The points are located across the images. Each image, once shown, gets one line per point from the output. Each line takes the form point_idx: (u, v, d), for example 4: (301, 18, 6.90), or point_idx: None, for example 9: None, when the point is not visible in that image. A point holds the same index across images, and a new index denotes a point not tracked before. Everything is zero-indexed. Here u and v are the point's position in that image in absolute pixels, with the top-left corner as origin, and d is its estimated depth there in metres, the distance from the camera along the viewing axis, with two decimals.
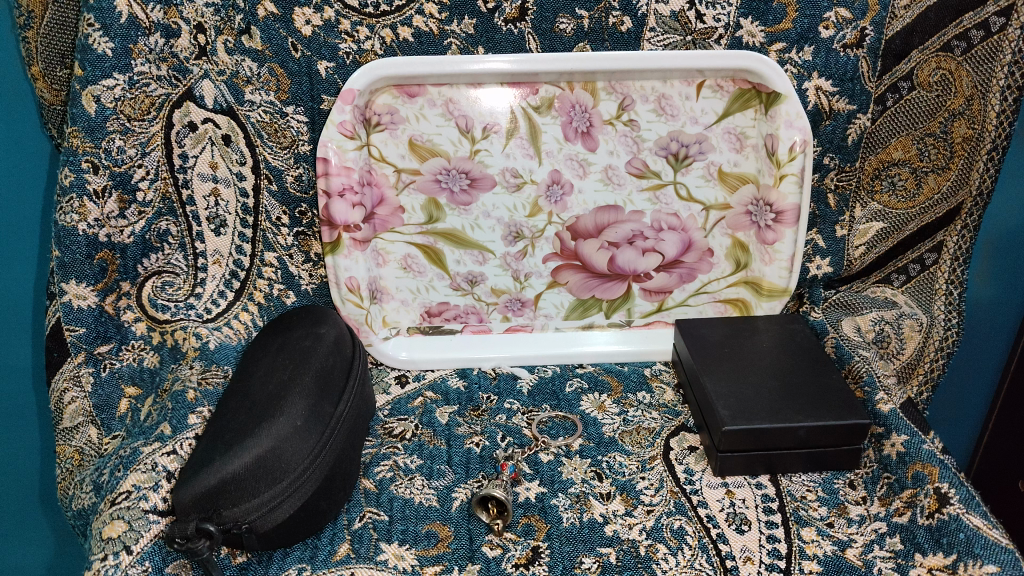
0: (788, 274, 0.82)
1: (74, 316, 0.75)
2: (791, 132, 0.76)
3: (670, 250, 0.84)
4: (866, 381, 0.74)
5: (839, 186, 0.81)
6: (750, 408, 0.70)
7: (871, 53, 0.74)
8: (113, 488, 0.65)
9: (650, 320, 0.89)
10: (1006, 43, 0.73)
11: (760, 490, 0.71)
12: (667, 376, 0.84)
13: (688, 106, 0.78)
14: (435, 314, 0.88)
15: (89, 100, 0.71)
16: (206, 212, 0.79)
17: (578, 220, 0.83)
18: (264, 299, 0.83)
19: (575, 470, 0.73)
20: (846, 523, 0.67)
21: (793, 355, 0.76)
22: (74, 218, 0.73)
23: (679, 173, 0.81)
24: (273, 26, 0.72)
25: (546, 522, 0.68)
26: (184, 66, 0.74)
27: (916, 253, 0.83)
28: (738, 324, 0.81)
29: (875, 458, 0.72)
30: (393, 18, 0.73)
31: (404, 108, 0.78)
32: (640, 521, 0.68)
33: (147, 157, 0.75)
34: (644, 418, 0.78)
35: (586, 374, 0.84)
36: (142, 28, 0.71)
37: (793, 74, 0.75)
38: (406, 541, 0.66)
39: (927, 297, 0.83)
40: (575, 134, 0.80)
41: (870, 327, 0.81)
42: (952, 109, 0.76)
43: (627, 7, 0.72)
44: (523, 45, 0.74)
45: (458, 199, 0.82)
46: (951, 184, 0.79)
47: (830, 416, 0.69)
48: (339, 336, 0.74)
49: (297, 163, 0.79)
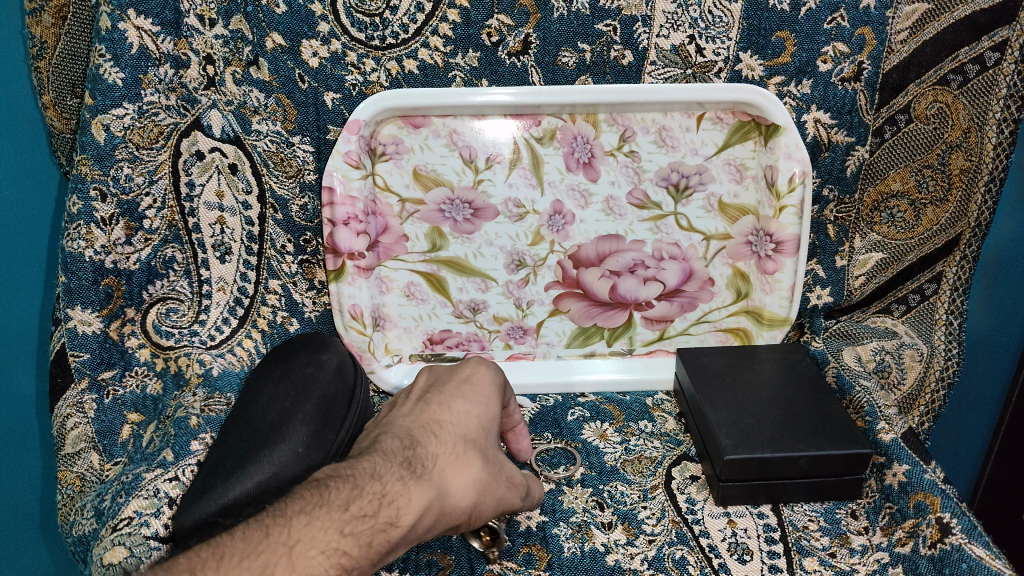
0: (789, 303, 0.82)
1: (78, 342, 0.76)
2: (790, 163, 0.77)
3: (671, 280, 0.85)
4: (867, 411, 0.75)
5: (839, 217, 0.82)
6: (751, 437, 0.70)
7: (869, 87, 0.75)
8: (113, 514, 0.66)
9: (651, 348, 0.89)
10: (1001, 77, 0.74)
11: (762, 520, 0.70)
12: (668, 406, 0.84)
13: (689, 137, 0.80)
14: (438, 342, 0.88)
15: (99, 129, 0.72)
16: (212, 240, 0.80)
17: (578, 249, 0.84)
18: (267, 326, 0.84)
19: (576, 499, 0.73)
20: (848, 553, 0.67)
21: (794, 384, 0.77)
22: (81, 244, 0.74)
23: (680, 204, 0.82)
24: (280, 57, 0.74)
25: (548, 551, 0.68)
26: (193, 96, 0.75)
27: (916, 283, 0.84)
28: (739, 353, 0.81)
29: (876, 488, 0.72)
30: (399, 51, 0.74)
31: (408, 139, 0.79)
32: (642, 550, 0.68)
33: (154, 186, 0.76)
34: (645, 447, 0.78)
35: (587, 404, 0.84)
36: (152, 59, 0.72)
37: (792, 107, 0.76)
38: (406, 570, 0.67)
39: (927, 327, 0.84)
40: (577, 164, 0.81)
41: (870, 357, 0.83)
42: (949, 142, 0.77)
43: (628, 41, 0.74)
44: (525, 78, 0.76)
45: (461, 228, 0.83)
46: (951, 215, 0.80)
47: (831, 446, 0.69)
48: (341, 364, 0.72)
49: (303, 192, 0.80)
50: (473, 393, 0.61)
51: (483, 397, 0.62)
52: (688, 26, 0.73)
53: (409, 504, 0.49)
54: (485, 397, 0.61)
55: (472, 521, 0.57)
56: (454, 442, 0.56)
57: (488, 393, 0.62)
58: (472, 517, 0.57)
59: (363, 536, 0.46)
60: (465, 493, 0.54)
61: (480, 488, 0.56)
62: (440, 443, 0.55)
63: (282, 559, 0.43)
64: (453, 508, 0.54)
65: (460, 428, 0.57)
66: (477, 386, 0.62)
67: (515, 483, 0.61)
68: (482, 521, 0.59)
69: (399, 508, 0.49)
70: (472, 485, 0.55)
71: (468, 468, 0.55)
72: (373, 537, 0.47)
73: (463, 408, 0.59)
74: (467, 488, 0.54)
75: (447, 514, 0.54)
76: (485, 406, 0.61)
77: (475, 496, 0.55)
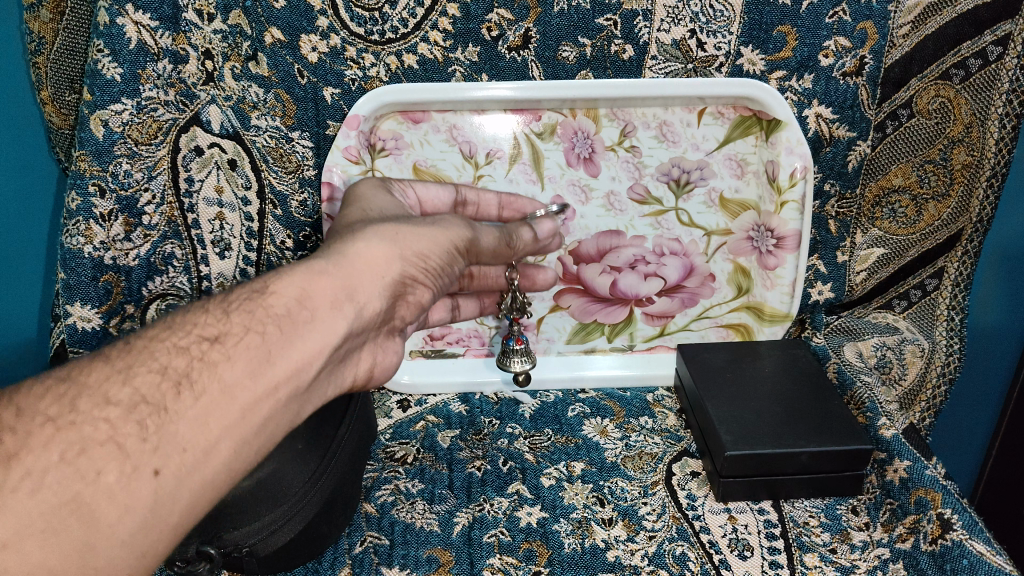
0: (790, 299, 0.82)
1: (78, 338, 0.78)
2: (791, 159, 0.76)
3: (672, 275, 0.85)
4: (868, 407, 0.75)
5: (840, 213, 0.81)
6: (752, 433, 0.70)
7: (871, 81, 0.74)
8: None
9: (652, 344, 0.90)
10: (1004, 72, 0.73)
11: (763, 516, 0.70)
12: (669, 402, 0.84)
13: (689, 132, 0.79)
14: (438, 338, 0.88)
15: (98, 125, 0.72)
16: (212, 236, 0.80)
17: (579, 245, 0.84)
18: None
19: (576, 495, 0.72)
20: (849, 549, 0.67)
21: (795, 380, 0.76)
22: (80, 241, 0.75)
23: (681, 199, 0.82)
24: (280, 52, 0.73)
25: (548, 547, 0.68)
26: (191, 92, 0.74)
27: (917, 279, 0.84)
28: (741, 350, 0.81)
29: (878, 484, 0.71)
30: (398, 46, 0.74)
31: (408, 135, 0.79)
32: (642, 547, 0.68)
33: (153, 181, 0.76)
34: (645, 443, 0.78)
35: (588, 399, 0.84)
36: (150, 54, 0.71)
37: (793, 102, 0.75)
38: (406, 566, 0.66)
39: (929, 323, 0.84)
40: (578, 160, 0.80)
41: (872, 352, 0.83)
42: (951, 137, 0.77)
43: (629, 35, 0.73)
44: (526, 72, 0.75)
45: None
46: (952, 211, 0.80)
47: (832, 442, 0.69)
48: None
49: (302, 188, 0.80)
50: (364, 203, 0.64)
51: (376, 203, 0.64)
52: (689, 20, 0.72)
53: (283, 278, 0.51)
54: (374, 201, 0.64)
55: (417, 271, 0.57)
56: (342, 230, 0.57)
57: (377, 199, 0.65)
58: (417, 267, 0.57)
59: (230, 309, 0.49)
60: (371, 243, 0.54)
61: (393, 237, 0.56)
62: (330, 237, 0.56)
63: (124, 346, 0.47)
64: (373, 265, 0.54)
65: (350, 223, 0.59)
66: (366, 199, 0.65)
67: (449, 226, 0.60)
68: (433, 269, 0.59)
69: (270, 282, 0.51)
70: (376, 239, 0.55)
71: (359, 233, 0.55)
72: (245, 306, 0.49)
73: (358, 212, 0.61)
74: (370, 243, 0.54)
75: (364, 274, 0.53)
76: (370, 202, 0.64)
77: (386, 243, 0.55)
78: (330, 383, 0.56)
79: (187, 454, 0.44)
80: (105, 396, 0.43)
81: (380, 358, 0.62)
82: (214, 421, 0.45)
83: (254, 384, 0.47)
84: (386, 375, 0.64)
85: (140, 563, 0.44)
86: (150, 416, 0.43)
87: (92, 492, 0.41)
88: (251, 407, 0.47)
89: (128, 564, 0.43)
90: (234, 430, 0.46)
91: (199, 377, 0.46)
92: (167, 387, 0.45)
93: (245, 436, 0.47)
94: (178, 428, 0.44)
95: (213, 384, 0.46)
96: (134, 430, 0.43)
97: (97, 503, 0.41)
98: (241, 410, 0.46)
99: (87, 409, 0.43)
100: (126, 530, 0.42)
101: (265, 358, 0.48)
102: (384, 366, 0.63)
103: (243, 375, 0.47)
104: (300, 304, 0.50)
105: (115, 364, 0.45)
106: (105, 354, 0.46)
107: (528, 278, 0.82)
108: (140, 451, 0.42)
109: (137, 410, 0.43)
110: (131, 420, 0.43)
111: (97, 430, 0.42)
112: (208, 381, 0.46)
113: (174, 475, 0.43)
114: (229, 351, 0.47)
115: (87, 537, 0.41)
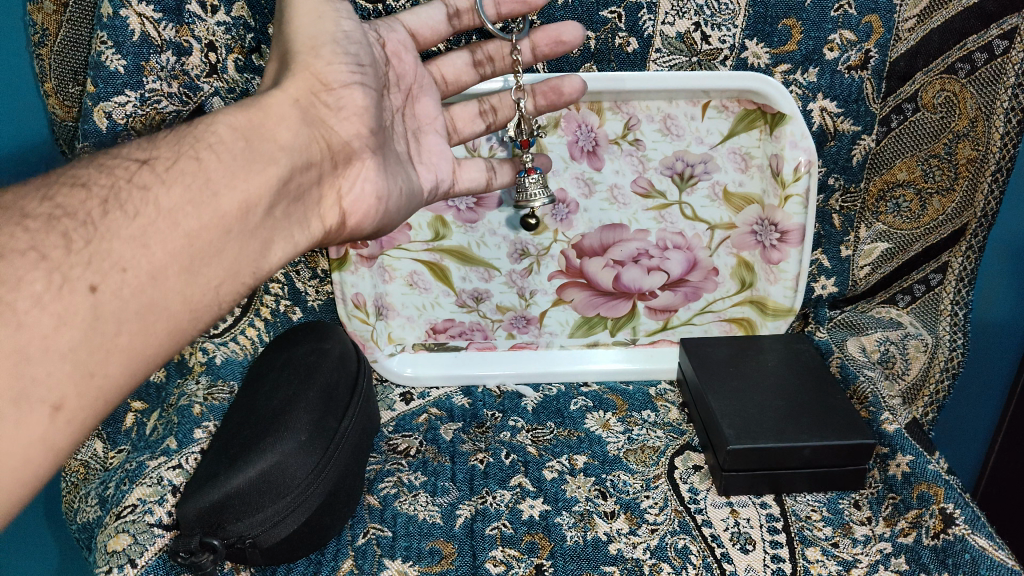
0: (793, 293, 0.82)
1: None
2: (796, 152, 0.75)
3: (675, 269, 0.85)
4: (871, 401, 0.75)
5: (844, 207, 0.81)
6: (755, 426, 0.70)
7: (876, 75, 0.74)
8: (118, 501, 0.66)
9: (655, 338, 0.90)
10: (1010, 66, 0.73)
11: (765, 509, 0.71)
12: (672, 395, 0.84)
13: (693, 126, 0.79)
14: (440, 331, 0.90)
15: (101, 117, 0.72)
16: None
17: (583, 238, 0.84)
18: (270, 315, 0.83)
19: (579, 488, 0.73)
20: (850, 543, 0.67)
21: (798, 374, 0.76)
22: None
23: (685, 192, 0.82)
24: None
25: (550, 540, 0.68)
26: (195, 84, 0.74)
27: (922, 273, 0.83)
28: (744, 344, 0.81)
29: (880, 478, 0.71)
30: None
31: None
32: (644, 540, 0.68)
33: None
34: (648, 437, 0.78)
35: (591, 393, 0.85)
36: (154, 46, 0.71)
37: (798, 95, 0.75)
38: (409, 558, 0.67)
39: (932, 317, 0.84)
40: (581, 153, 0.80)
41: (875, 347, 0.84)
42: (956, 131, 0.76)
43: (634, 28, 0.73)
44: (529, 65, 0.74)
45: (465, 216, 0.82)
46: (956, 205, 0.79)
47: (835, 436, 0.68)
48: (344, 352, 0.74)
49: None
50: None
51: None
52: (694, 14, 0.72)
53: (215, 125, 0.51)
54: None
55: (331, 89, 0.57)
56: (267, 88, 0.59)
57: None
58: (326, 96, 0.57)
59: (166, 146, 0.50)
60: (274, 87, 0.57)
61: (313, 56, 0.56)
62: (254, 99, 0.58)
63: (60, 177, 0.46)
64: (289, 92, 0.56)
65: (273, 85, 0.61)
66: None
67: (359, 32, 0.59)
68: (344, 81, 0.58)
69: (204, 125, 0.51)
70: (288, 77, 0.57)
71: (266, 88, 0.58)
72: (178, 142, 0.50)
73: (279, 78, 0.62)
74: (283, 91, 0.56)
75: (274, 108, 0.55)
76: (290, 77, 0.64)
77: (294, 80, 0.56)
78: (295, 219, 0.56)
79: (128, 273, 0.44)
80: (22, 213, 0.42)
81: (346, 190, 0.59)
82: (153, 242, 0.45)
83: (196, 212, 0.47)
84: (364, 215, 0.61)
85: (87, 383, 0.42)
86: (80, 232, 0.43)
87: (15, 297, 0.39)
88: (196, 236, 0.47)
89: (67, 379, 0.41)
90: (182, 257, 0.46)
91: (129, 198, 0.45)
92: (94, 205, 0.45)
93: (195, 266, 0.47)
94: (112, 246, 0.43)
95: (148, 208, 0.46)
96: (58, 241, 0.42)
97: (35, 354, 0.39)
98: (186, 238, 0.47)
99: (2, 220, 0.42)
100: (65, 341, 0.40)
101: (204, 188, 0.48)
102: (356, 200, 0.60)
103: (180, 199, 0.47)
104: (235, 135, 0.51)
105: (24, 187, 0.45)
106: (46, 175, 0.47)
107: (551, 89, 0.69)
108: (67, 262, 0.42)
109: (58, 223, 0.43)
110: (53, 232, 0.42)
111: (17, 240, 0.41)
112: (139, 203, 0.46)
113: (113, 292, 0.43)
114: (161, 176, 0.47)
115: (19, 342, 0.39)
